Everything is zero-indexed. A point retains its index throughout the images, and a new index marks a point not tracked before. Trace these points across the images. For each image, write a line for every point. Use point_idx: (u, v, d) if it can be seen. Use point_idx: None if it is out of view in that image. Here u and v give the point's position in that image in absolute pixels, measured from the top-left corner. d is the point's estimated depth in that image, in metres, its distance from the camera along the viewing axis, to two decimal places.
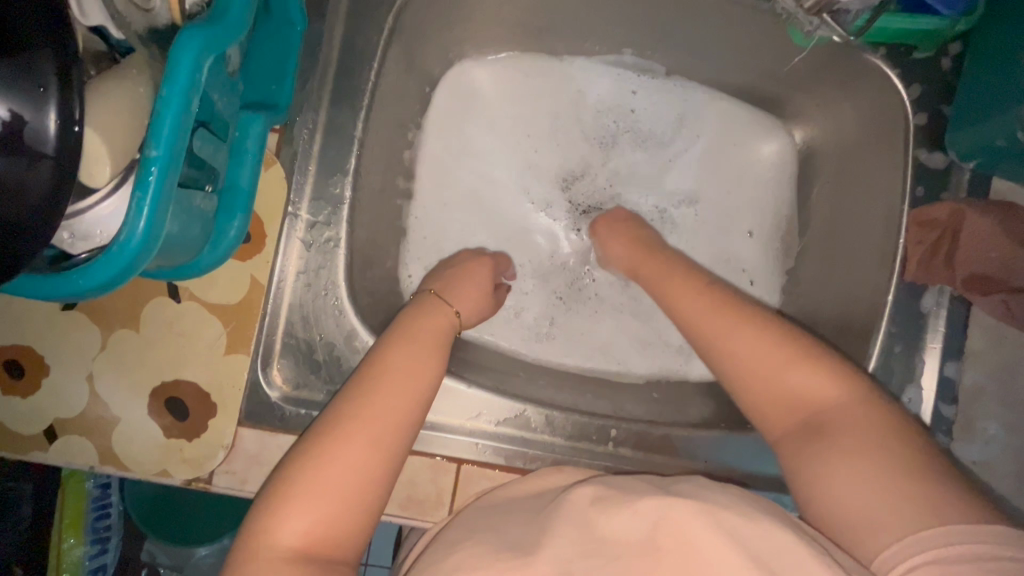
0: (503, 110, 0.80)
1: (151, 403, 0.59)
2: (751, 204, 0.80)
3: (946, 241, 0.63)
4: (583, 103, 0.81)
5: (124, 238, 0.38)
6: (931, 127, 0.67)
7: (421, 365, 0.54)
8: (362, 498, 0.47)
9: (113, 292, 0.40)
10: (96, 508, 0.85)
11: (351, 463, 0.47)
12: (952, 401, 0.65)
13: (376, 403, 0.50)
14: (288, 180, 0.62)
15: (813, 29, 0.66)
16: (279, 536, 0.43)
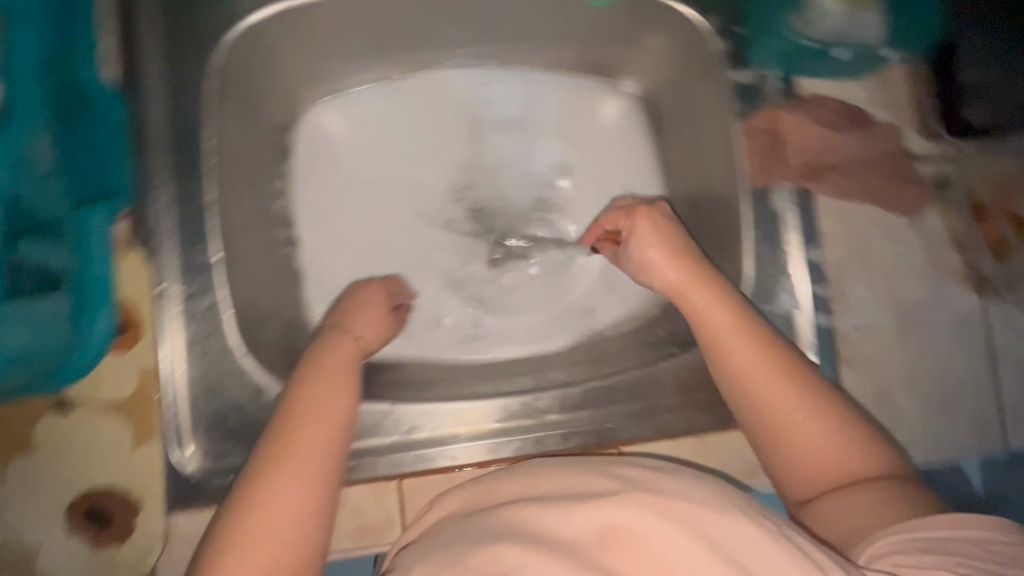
0: (362, 142, 0.82)
1: (69, 520, 0.57)
2: (618, 159, 0.84)
3: (773, 143, 0.71)
4: (437, 114, 0.84)
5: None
6: (733, 49, 0.73)
7: (334, 393, 0.55)
8: (301, 549, 0.47)
9: None
10: None
11: (283, 516, 0.46)
12: (823, 281, 0.71)
13: (296, 448, 0.50)
14: (150, 261, 0.62)
15: None
16: None
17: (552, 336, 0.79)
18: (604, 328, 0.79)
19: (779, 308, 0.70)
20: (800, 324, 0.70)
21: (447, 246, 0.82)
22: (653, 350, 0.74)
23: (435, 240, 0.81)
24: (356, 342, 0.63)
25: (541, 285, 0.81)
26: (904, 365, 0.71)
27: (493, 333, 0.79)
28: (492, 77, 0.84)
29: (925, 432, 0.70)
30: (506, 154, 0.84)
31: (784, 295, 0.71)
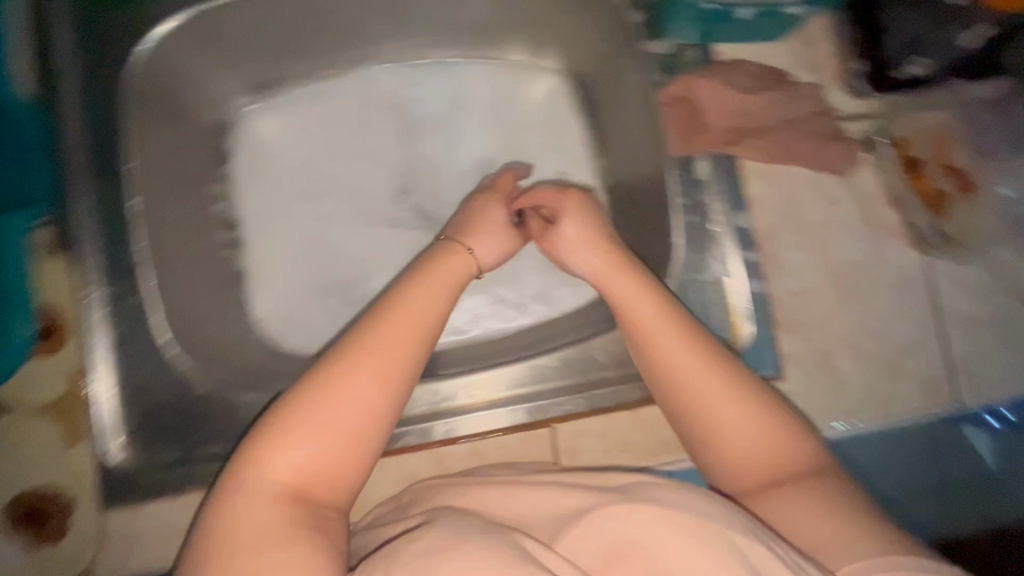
0: (300, 150, 0.82)
1: (8, 521, 0.59)
2: (548, 139, 0.84)
3: (692, 112, 0.70)
4: (371, 116, 0.84)
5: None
6: (647, 20, 0.72)
7: (344, 393, 0.47)
8: (366, 455, 0.48)
9: None
10: None
11: (358, 418, 0.47)
12: (754, 247, 0.70)
13: (338, 393, 0.47)
14: (76, 266, 0.64)
15: None
16: (234, 535, 0.42)
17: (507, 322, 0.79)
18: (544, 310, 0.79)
19: (709, 277, 0.70)
20: (732, 292, 0.70)
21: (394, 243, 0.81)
22: (588, 325, 0.73)
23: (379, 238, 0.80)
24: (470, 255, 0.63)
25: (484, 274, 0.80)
26: (847, 329, 0.70)
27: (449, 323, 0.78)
28: (418, 74, 0.85)
29: (867, 392, 0.69)
30: (439, 148, 0.84)
31: (715, 263, 0.70)
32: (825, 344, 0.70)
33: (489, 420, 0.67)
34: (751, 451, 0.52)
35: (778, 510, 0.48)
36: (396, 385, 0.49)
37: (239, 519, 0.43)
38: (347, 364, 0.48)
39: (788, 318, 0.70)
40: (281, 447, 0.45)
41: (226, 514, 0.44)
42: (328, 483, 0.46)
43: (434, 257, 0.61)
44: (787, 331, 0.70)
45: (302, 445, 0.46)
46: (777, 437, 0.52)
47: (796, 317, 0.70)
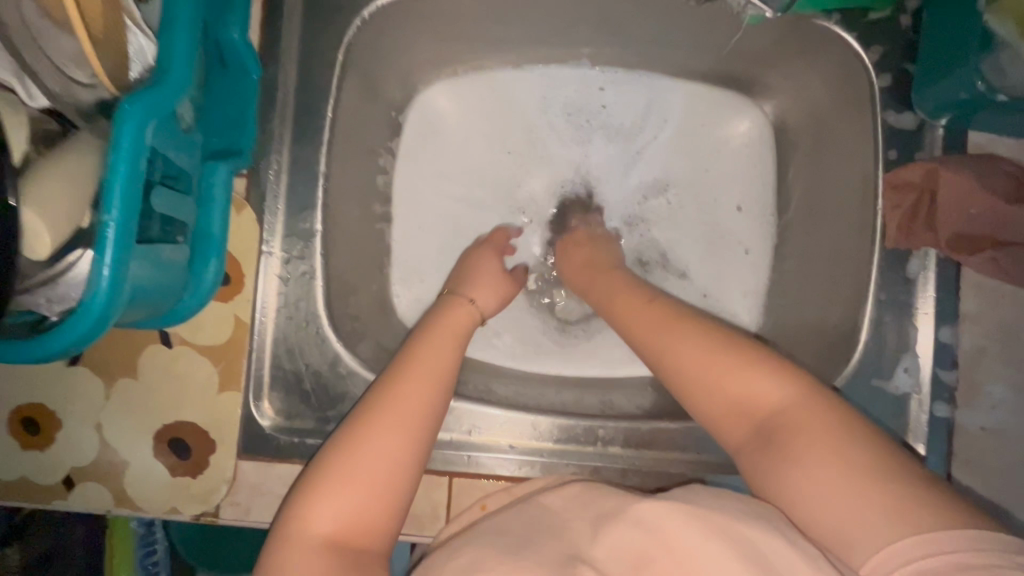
0: (474, 133, 0.81)
1: (156, 444, 0.62)
2: (728, 179, 0.79)
3: (924, 202, 0.61)
4: (551, 113, 0.81)
5: (88, 303, 0.41)
6: (897, 87, 0.65)
7: (403, 423, 0.52)
8: (395, 510, 0.50)
9: (88, 346, 0.44)
10: (143, 546, 0.80)
11: (383, 478, 0.49)
12: (951, 366, 0.62)
13: (365, 449, 0.50)
14: (260, 220, 0.64)
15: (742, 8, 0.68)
16: (312, 524, 0.47)
17: (609, 366, 0.75)
18: (619, 371, 0.75)
19: (892, 387, 0.63)
20: (913, 410, 0.62)
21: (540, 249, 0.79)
22: None
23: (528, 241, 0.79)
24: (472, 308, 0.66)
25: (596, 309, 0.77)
26: None
27: (560, 345, 0.76)
28: (610, 82, 0.81)
29: None
30: (609, 163, 0.81)
31: (901, 373, 0.63)
32: (1008, 496, 0.61)
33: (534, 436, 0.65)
34: (792, 430, 0.45)
35: (783, 472, 0.44)
36: (417, 439, 0.52)
37: (316, 511, 0.47)
38: (369, 426, 0.51)
39: (973, 458, 0.61)
40: (321, 499, 0.47)
41: (288, 557, 0.45)
42: (371, 531, 0.48)
43: (436, 315, 0.64)
44: (966, 471, 0.61)
45: (348, 496, 0.48)
46: (818, 421, 0.44)
47: (980, 457, 0.61)
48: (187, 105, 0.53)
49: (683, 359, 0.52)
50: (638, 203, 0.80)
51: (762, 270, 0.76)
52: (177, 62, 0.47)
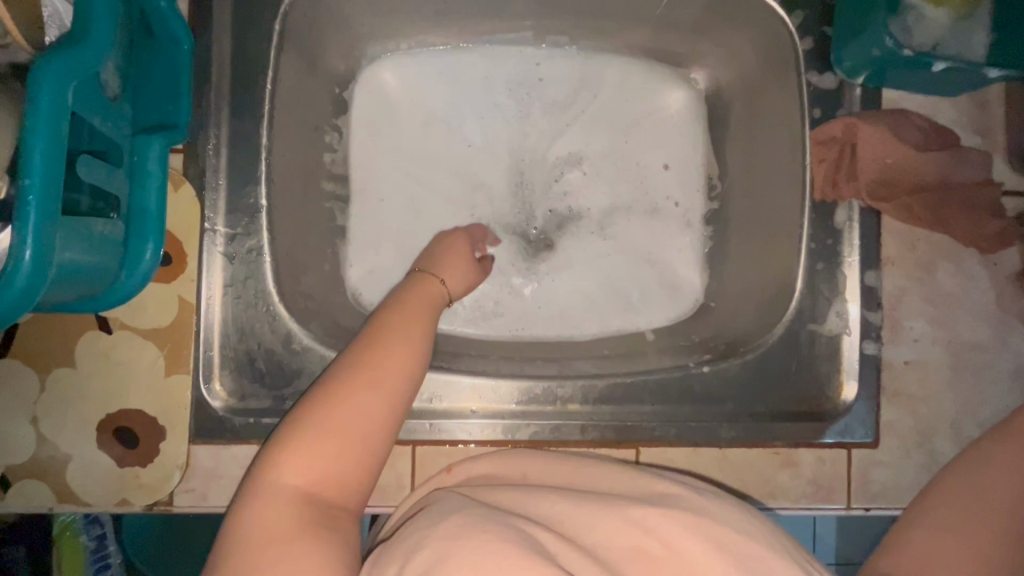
0: (416, 103, 0.80)
1: (100, 436, 0.60)
2: (653, 139, 0.82)
3: (847, 156, 0.67)
4: (492, 84, 0.82)
5: (7, 274, 0.39)
6: (818, 50, 0.70)
7: (382, 386, 0.51)
8: (371, 465, 0.50)
9: (10, 325, 0.41)
10: (94, 561, 0.75)
11: (359, 434, 0.49)
12: (877, 308, 0.67)
13: (344, 408, 0.49)
14: (201, 197, 0.62)
15: None
16: (288, 477, 0.46)
17: (566, 331, 0.77)
18: (577, 334, 0.77)
19: (824, 329, 0.67)
20: (844, 350, 0.67)
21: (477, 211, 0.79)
22: (690, 348, 0.73)
23: (466, 205, 0.79)
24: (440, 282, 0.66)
25: (548, 280, 0.79)
26: (958, 412, 0.66)
27: (512, 315, 0.77)
28: (550, 56, 0.83)
29: None
30: (550, 130, 0.82)
31: (832, 316, 0.67)
32: (930, 423, 0.66)
33: (493, 396, 0.66)
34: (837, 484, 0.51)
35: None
36: (395, 398, 0.51)
37: (293, 465, 0.46)
38: (346, 386, 0.50)
39: (900, 389, 0.66)
40: (295, 452, 0.47)
41: (258, 509, 0.45)
42: (344, 485, 0.48)
43: (407, 288, 0.64)
44: (892, 402, 0.66)
45: (321, 450, 0.47)
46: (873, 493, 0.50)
47: (905, 388, 0.67)
48: (112, 72, 0.51)
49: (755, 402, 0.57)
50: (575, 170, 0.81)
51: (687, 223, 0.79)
52: (96, 21, 0.45)
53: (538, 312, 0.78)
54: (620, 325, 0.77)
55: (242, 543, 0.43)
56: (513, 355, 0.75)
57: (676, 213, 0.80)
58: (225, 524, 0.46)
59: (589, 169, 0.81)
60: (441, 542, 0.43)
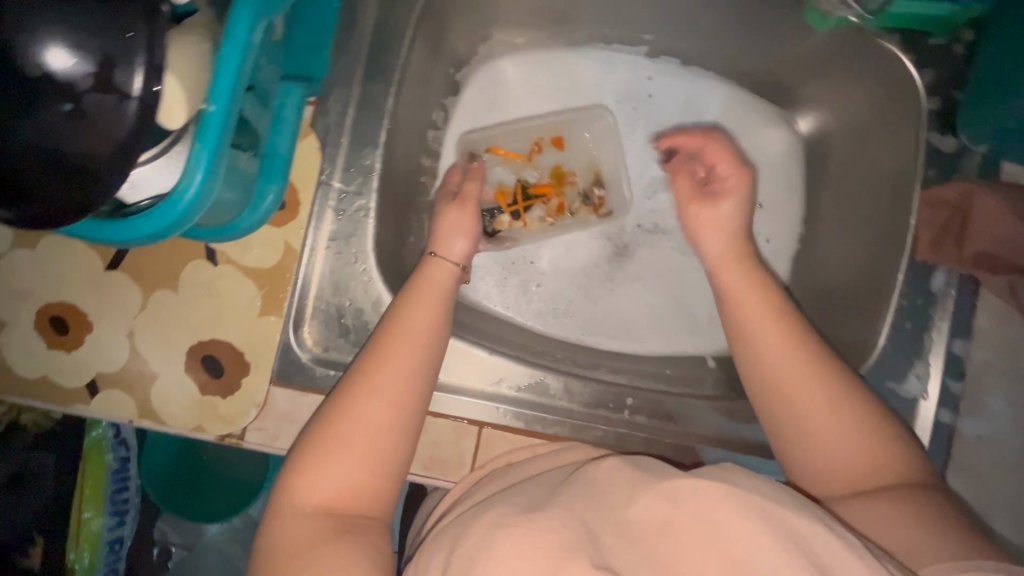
0: (528, 97, 0.82)
1: (188, 361, 0.61)
2: (752, 171, 0.82)
3: (957, 221, 0.66)
4: (599, 92, 0.83)
5: (175, 198, 0.40)
6: (943, 111, 0.69)
7: (387, 393, 0.50)
8: (386, 475, 0.49)
9: (156, 243, 0.43)
10: (115, 481, 0.91)
11: (370, 443, 0.49)
12: (959, 377, 0.67)
13: (348, 421, 0.49)
14: (323, 150, 0.64)
15: (834, 8, 0.69)
16: (304, 494, 0.47)
17: (632, 342, 0.78)
18: (642, 348, 0.78)
19: (902, 389, 0.66)
20: (918, 413, 0.66)
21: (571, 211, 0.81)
22: None
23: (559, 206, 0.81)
24: (448, 264, 0.64)
25: (624, 291, 0.80)
26: None
27: (582, 318, 0.79)
28: (663, 74, 0.83)
29: None
30: (652, 145, 0.83)
31: (912, 378, 0.67)
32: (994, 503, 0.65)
33: (563, 393, 0.67)
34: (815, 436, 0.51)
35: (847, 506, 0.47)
36: (403, 403, 0.50)
37: (307, 482, 0.47)
38: (351, 398, 0.50)
39: (970, 464, 0.65)
40: (309, 467, 0.48)
41: (280, 525, 0.46)
42: (362, 497, 0.48)
43: (415, 279, 0.61)
44: (962, 476, 0.65)
45: (333, 465, 0.47)
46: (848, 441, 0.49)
47: (975, 464, 0.65)
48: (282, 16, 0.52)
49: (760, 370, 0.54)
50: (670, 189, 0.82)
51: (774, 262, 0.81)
52: None
53: (606, 318, 0.79)
54: (686, 348, 0.78)
55: (270, 554, 0.45)
56: (579, 356, 0.76)
57: (766, 250, 0.81)
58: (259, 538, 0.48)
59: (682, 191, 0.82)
60: (483, 534, 0.44)
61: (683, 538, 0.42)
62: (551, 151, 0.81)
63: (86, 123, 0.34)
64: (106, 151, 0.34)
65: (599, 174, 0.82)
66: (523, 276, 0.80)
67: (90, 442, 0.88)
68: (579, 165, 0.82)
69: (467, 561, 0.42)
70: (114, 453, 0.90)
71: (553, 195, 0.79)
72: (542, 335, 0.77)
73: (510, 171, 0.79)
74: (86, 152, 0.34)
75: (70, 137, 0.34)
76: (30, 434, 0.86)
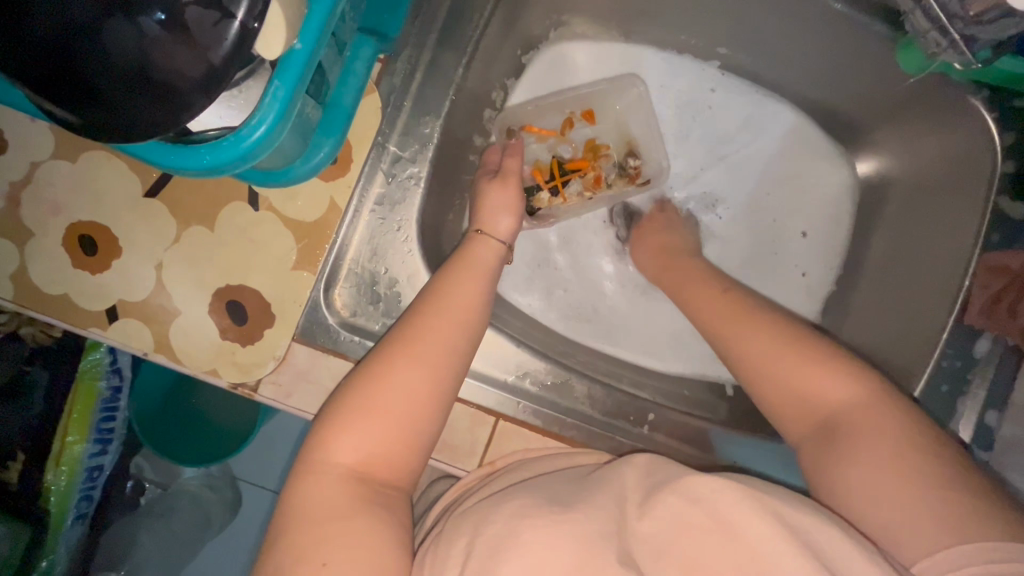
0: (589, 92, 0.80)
1: (213, 303, 0.60)
2: (800, 205, 0.83)
3: (1012, 291, 0.62)
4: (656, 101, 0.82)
5: (242, 134, 0.38)
6: (1020, 175, 0.63)
7: (425, 364, 0.50)
8: (419, 446, 0.49)
9: (216, 177, 0.40)
10: (104, 408, 0.89)
11: (403, 412, 0.48)
12: (987, 447, 0.63)
13: (385, 387, 0.48)
14: (383, 110, 0.61)
15: (938, 51, 0.61)
16: (335, 454, 0.47)
17: (648, 357, 0.77)
18: (657, 364, 0.77)
19: None
20: None
21: (605, 216, 0.82)
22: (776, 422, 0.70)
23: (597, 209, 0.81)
24: (490, 241, 0.63)
25: (647, 305, 0.80)
26: None
27: (607, 325, 0.78)
28: (726, 91, 0.82)
29: None
30: (698, 164, 0.83)
31: None
32: None
33: (583, 398, 0.66)
34: (831, 435, 0.48)
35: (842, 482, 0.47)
36: (441, 375, 0.51)
37: (340, 444, 0.47)
38: (388, 363, 0.50)
39: None
40: (344, 429, 0.47)
41: (310, 484, 0.46)
42: (393, 466, 0.48)
43: (460, 254, 0.61)
44: None
45: (369, 431, 0.48)
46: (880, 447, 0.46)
47: None
48: None
49: (769, 385, 0.54)
50: (705, 211, 0.83)
51: (813, 296, 0.81)
52: None
53: (629, 328, 0.79)
54: (705, 375, 0.77)
55: (298, 514, 0.45)
56: (599, 363, 0.74)
57: (801, 283, 0.82)
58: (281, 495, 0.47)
59: (725, 212, 0.83)
60: (505, 522, 0.43)
61: (694, 544, 0.41)
62: (584, 128, 0.81)
63: (186, 39, 0.32)
64: (198, 71, 0.32)
65: (634, 147, 0.81)
66: (549, 271, 0.79)
67: (87, 365, 0.85)
68: (612, 138, 0.81)
69: (491, 549, 0.41)
70: (109, 381, 0.88)
71: (590, 168, 0.77)
72: (561, 332, 0.76)
73: (545, 147, 0.79)
74: (179, 71, 0.32)
75: (169, 52, 0.32)
76: (27, 347, 0.83)
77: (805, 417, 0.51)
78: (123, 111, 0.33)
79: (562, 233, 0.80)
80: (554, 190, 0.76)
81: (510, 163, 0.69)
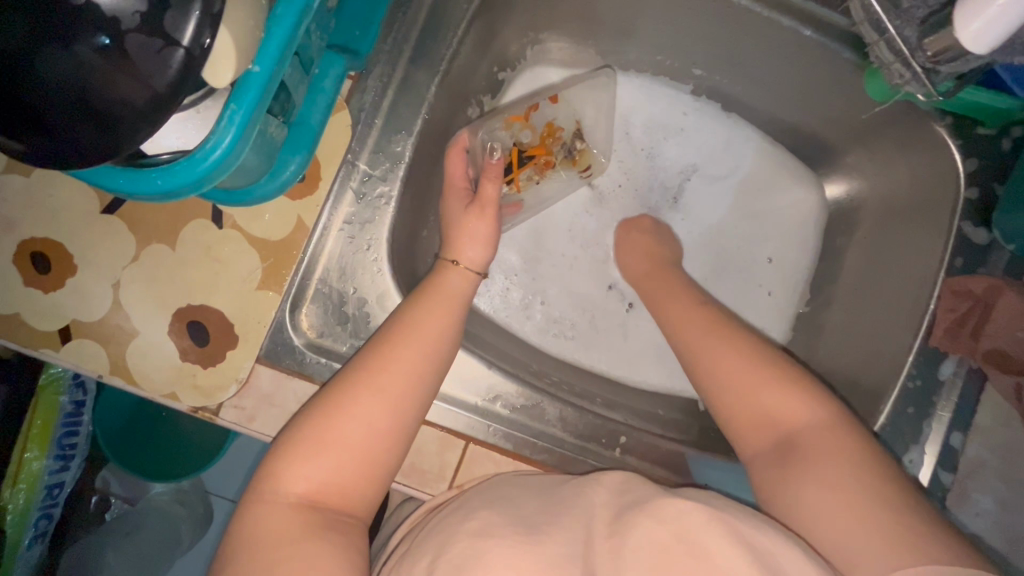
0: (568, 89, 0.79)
1: (173, 324, 0.58)
2: (767, 233, 0.84)
3: (976, 315, 0.62)
4: (616, 121, 0.82)
5: (197, 158, 0.36)
6: (981, 203, 0.65)
7: (385, 394, 0.49)
8: (377, 476, 0.48)
9: (169, 202, 0.39)
10: (66, 424, 0.86)
11: (360, 442, 0.47)
12: (952, 469, 0.64)
13: (340, 416, 0.47)
14: (353, 128, 0.61)
15: (902, 82, 0.60)
16: (287, 482, 0.45)
17: (621, 374, 0.78)
18: (631, 380, 0.77)
19: None
20: None
21: (582, 233, 0.82)
22: None
23: (574, 226, 0.82)
24: (466, 271, 0.62)
25: (621, 324, 0.80)
26: None
27: (581, 343, 0.78)
28: (698, 115, 0.83)
29: None
30: (673, 181, 0.84)
31: (905, 463, 0.64)
32: None
33: (556, 420, 0.65)
34: None
35: None
36: (401, 405, 0.49)
37: (291, 471, 0.46)
38: (347, 391, 0.49)
39: None
40: (299, 457, 0.46)
41: (260, 511, 0.44)
42: (349, 495, 0.47)
43: (432, 281, 0.60)
44: None
45: (323, 459, 0.46)
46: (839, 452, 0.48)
47: None
48: None
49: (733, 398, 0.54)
50: (686, 227, 0.84)
51: (779, 316, 0.83)
52: None
53: (604, 345, 0.79)
54: (679, 392, 0.77)
55: (246, 539, 0.43)
56: (574, 383, 0.74)
57: (767, 305, 0.83)
58: (232, 523, 0.45)
59: (695, 234, 0.84)
60: (468, 541, 0.42)
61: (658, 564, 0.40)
62: (545, 107, 0.78)
63: (129, 66, 0.31)
64: (142, 99, 0.31)
65: (581, 128, 0.80)
66: (524, 288, 0.78)
67: (47, 379, 0.81)
68: (567, 121, 0.79)
69: (455, 568, 0.40)
70: (70, 395, 0.85)
71: (544, 155, 0.76)
72: (536, 350, 0.76)
73: (507, 133, 0.75)
74: (124, 98, 0.31)
75: (109, 79, 0.31)
76: None
77: (758, 425, 0.53)
78: (61, 136, 0.32)
79: (537, 248, 0.80)
80: (508, 181, 0.74)
81: (487, 188, 0.66)
